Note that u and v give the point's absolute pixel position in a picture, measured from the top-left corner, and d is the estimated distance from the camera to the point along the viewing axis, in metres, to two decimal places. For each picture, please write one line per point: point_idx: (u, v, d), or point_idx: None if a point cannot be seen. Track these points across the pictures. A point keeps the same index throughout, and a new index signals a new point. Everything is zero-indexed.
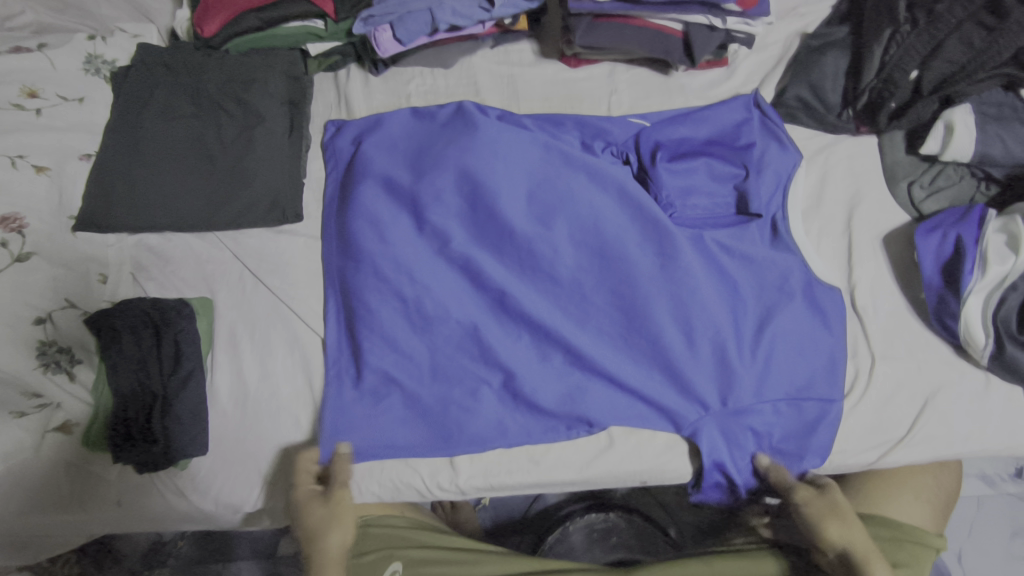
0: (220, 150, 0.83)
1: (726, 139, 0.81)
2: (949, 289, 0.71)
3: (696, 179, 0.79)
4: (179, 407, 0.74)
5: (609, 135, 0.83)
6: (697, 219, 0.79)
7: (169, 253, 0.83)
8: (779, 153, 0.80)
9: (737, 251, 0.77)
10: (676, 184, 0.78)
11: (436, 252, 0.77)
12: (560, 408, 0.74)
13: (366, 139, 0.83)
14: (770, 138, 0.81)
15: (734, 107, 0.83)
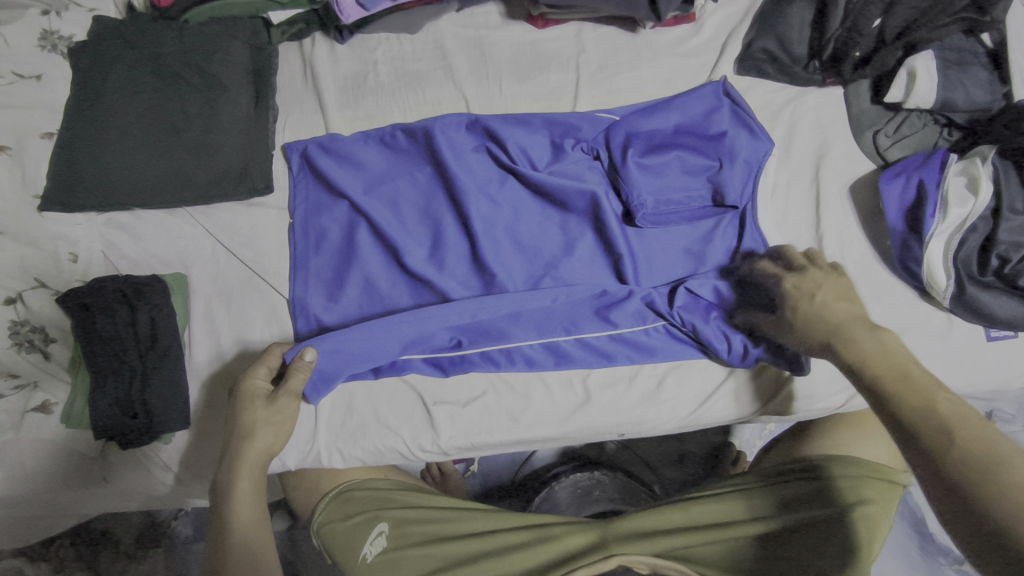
0: (186, 125, 0.82)
1: (696, 129, 0.79)
2: (912, 233, 0.72)
3: (671, 177, 0.76)
4: (158, 382, 0.74)
5: (578, 132, 0.81)
6: (670, 213, 0.77)
7: (139, 231, 0.82)
8: (749, 141, 0.78)
9: (706, 258, 0.78)
10: (648, 181, 0.76)
11: (398, 271, 0.81)
12: (524, 411, 0.76)
13: (324, 160, 0.83)
14: (741, 126, 0.79)
15: (705, 94, 0.81)
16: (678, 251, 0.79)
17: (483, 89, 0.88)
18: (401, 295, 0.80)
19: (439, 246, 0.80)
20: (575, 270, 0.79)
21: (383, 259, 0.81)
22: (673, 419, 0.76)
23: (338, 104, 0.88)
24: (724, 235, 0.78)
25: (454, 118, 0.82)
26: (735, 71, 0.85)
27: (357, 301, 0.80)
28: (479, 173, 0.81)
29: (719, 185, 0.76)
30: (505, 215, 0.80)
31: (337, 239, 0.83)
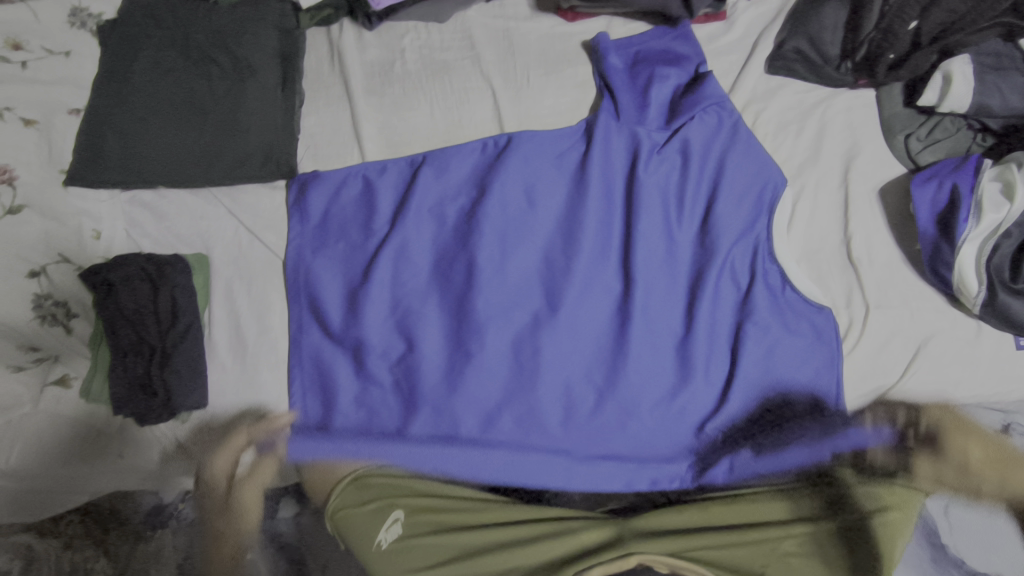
0: (213, 104, 0.82)
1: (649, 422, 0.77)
2: (943, 238, 0.70)
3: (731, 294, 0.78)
4: (177, 361, 0.74)
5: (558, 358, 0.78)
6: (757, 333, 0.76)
7: (163, 210, 0.82)
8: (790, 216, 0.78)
9: (676, 184, 0.79)
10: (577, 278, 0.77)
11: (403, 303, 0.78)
12: (498, 200, 0.79)
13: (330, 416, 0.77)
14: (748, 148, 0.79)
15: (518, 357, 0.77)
16: (809, 364, 0.75)
17: (511, 79, 0.87)
18: (521, 199, 0.80)
19: (406, 458, 0.75)
20: (664, 165, 0.80)
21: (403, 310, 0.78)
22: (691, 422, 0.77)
23: (364, 89, 0.87)
24: (794, 344, 0.75)
25: (469, 146, 0.82)
26: (766, 71, 0.84)
27: (492, 168, 0.81)
28: (411, 312, 0.77)
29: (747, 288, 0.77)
30: (491, 467, 0.74)
31: (305, 376, 0.79)
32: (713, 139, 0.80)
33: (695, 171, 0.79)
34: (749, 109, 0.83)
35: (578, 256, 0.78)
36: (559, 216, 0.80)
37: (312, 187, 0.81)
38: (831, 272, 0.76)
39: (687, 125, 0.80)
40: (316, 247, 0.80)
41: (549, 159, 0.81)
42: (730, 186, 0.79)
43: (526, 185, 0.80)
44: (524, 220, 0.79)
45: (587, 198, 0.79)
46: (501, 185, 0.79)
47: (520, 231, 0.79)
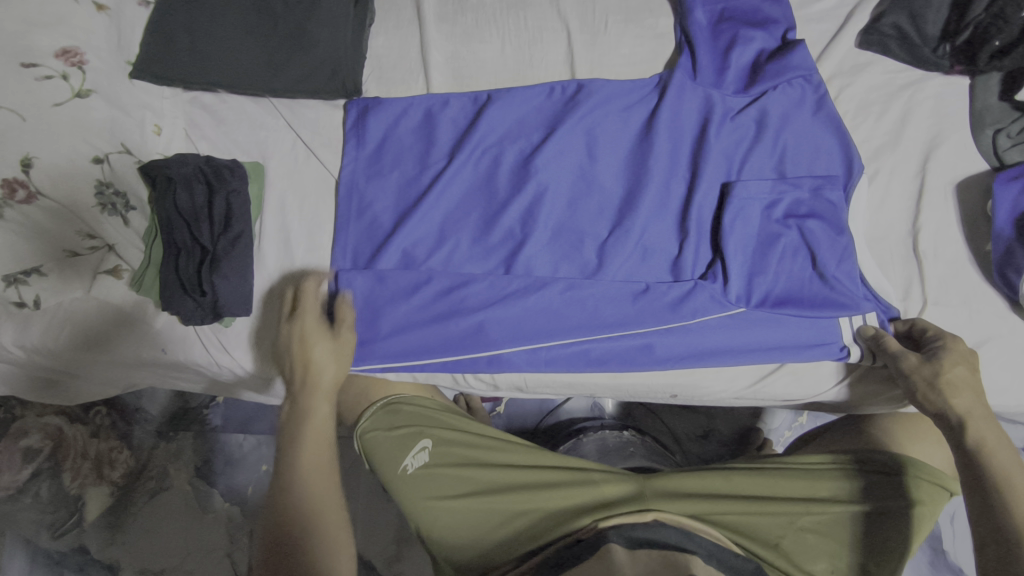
0: (283, 12, 0.80)
1: (687, 389, 0.76)
2: (1019, 240, 0.68)
3: (797, 268, 0.72)
4: (226, 265, 0.74)
5: (599, 310, 0.74)
6: (819, 308, 0.70)
7: (222, 114, 0.82)
8: (858, 201, 0.74)
9: (743, 149, 0.77)
10: (633, 234, 0.75)
11: (450, 235, 0.78)
12: (558, 142, 0.78)
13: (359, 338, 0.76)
14: (826, 124, 0.76)
15: (557, 304, 0.74)
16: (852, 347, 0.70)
17: (588, 23, 0.83)
18: (582, 149, 0.79)
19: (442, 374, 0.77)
20: (736, 133, 0.78)
21: (448, 242, 0.77)
22: (729, 390, 0.75)
23: (436, 16, 0.85)
24: (847, 328, 0.70)
25: (538, 88, 0.81)
26: (857, 45, 0.80)
27: (560, 114, 0.79)
28: (458, 246, 0.77)
29: (815, 254, 0.72)
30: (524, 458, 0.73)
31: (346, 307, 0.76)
32: (790, 108, 0.77)
33: (766, 141, 0.77)
34: (831, 84, 0.79)
35: (637, 210, 0.76)
36: (618, 167, 0.78)
37: (373, 112, 0.80)
38: (894, 262, 0.73)
39: (766, 90, 0.78)
40: (372, 171, 0.80)
41: (615, 111, 0.79)
42: (800, 158, 0.76)
43: (589, 132, 0.79)
44: (585, 168, 0.78)
45: (650, 153, 0.77)
46: (564, 129, 0.78)
47: (579, 179, 0.78)
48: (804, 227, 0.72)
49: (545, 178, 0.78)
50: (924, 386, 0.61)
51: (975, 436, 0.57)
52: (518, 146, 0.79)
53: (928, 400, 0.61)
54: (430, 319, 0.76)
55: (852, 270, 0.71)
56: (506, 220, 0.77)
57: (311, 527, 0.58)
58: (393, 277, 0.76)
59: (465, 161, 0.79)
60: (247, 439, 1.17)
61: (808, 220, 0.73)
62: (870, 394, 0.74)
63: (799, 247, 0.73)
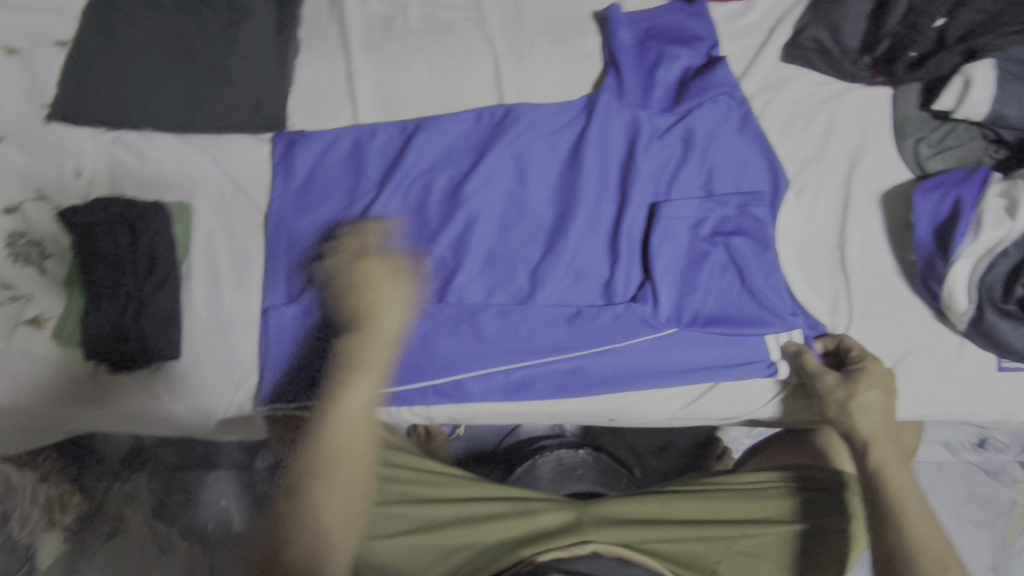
0: (203, 47, 0.78)
1: (624, 412, 0.76)
2: (939, 252, 0.68)
3: (724, 286, 0.73)
4: (153, 310, 0.73)
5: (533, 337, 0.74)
6: (746, 323, 0.72)
7: (148, 153, 0.79)
8: (786, 217, 0.74)
9: (671, 168, 0.77)
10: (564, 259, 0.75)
11: None
12: (486, 168, 0.77)
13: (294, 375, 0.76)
14: (752, 141, 0.77)
15: (489, 333, 0.74)
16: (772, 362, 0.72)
17: (515, 46, 0.83)
18: (511, 173, 0.78)
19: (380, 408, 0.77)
20: (664, 152, 0.78)
21: None
22: (664, 411, 0.75)
23: (362, 44, 0.84)
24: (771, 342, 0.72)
25: (466, 114, 0.80)
26: (781, 58, 0.80)
27: (488, 139, 0.79)
28: (391, 278, 0.77)
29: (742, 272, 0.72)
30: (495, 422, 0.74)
31: (282, 344, 0.77)
32: (716, 125, 0.78)
33: (694, 159, 0.77)
34: (757, 100, 0.79)
35: (568, 235, 0.75)
36: (548, 191, 0.78)
37: (300, 146, 0.79)
38: (821, 275, 0.74)
39: (692, 108, 0.78)
40: (301, 205, 0.79)
41: (543, 134, 0.79)
42: (729, 174, 0.76)
43: (519, 157, 0.79)
44: (515, 193, 0.78)
45: (579, 175, 0.77)
46: (493, 154, 0.78)
47: (509, 204, 0.78)
48: (730, 244, 0.73)
49: (475, 205, 0.77)
50: (837, 409, 0.64)
51: (876, 460, 0.62)
52: (448, 174, 0.79)
53: (840, 423, 0.64)
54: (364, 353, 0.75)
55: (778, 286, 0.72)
56: (437, 249, 0.77)
57: (329, 480, 0.64)
58: (325, 313, 0.76)
59: (394, 192, 0.78)
60: (206, 474, 1.18)
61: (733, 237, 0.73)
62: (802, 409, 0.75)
63: (725, 265, 0.73)
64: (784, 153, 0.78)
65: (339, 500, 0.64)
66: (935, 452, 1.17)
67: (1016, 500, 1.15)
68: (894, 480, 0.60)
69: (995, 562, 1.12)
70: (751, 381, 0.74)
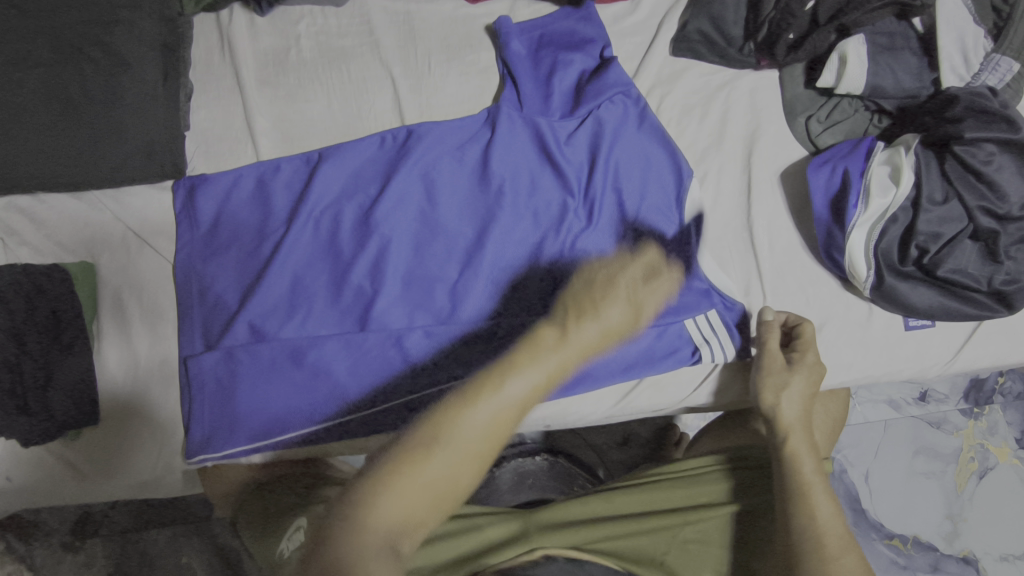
0: (86, 102, 0.75)
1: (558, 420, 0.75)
2: (836, 222, 0.70)
3: None
4: (61, 378, 0.70)
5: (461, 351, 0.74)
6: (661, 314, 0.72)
7: (43, 216, 0.77)
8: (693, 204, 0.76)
9: (578, 170, 0.78)
10: (486, 277, 0.75)
11: (298, 303, 0.75)
12: (394, 190, 0.77)
13: (217, 425, 0.72)
14: (653, 135, 0.78)
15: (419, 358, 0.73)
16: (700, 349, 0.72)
17: (411, 67, 0.83)
18: (420, 193, 0.78)
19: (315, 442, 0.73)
20: (572, 155, 0.78)
21: (298, 310, 0.75)
22: (598, 411, 0.75)
23: (257, 82, 0.83)
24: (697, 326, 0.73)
25: (369, 140, 0.79)
26: (670, 52, 0.82)
27: (394, 162, 0.79)
28: (311, 314, 0.75)
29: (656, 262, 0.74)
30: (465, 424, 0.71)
31: (202, 397, 0.72)
32: (618, 122, 0.79)
33: (601, 159, 0.77)
34: (652, 96, 0.81)
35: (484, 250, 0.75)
36: (462, 206, 0.78)
37: (201, 191, 0.78)
38: (733, 259, 0.76)
39: (593, 109, 0.79)
40: (209, 251, 0.77)
41: (448, 151, 0.79)
42: (636, 170, 0.77)
43: (427, 176, 0.78)
44: (428, 212, 0.77)
45: (488, 187, 0.78)
46: (401, 176, 0.77)
47: (424, 223, 0.77)
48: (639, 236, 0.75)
49: (389, 228, 0.76)
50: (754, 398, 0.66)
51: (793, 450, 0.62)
52: (358, 200, 0.78)
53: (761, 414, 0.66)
54: (290, 393, 0.72)
55: (693, 273, 0.73)
56: (356, 276, 0.76)
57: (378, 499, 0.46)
58: (245, 357, 0.73)
59: (302, 225, 0.76)
60: (161, 534, 1.12)
61: (641, 230, 0.75)
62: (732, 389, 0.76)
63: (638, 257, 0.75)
64: (685, 143, 0.79)
65: (439, 460, 0.47)
66: (881, 411, 1.21)
67: (960, 446, 1.20)
68: (803, 472, 0.63)
69: (951, 510, 1.16)
70: (681, 373, 0.75)
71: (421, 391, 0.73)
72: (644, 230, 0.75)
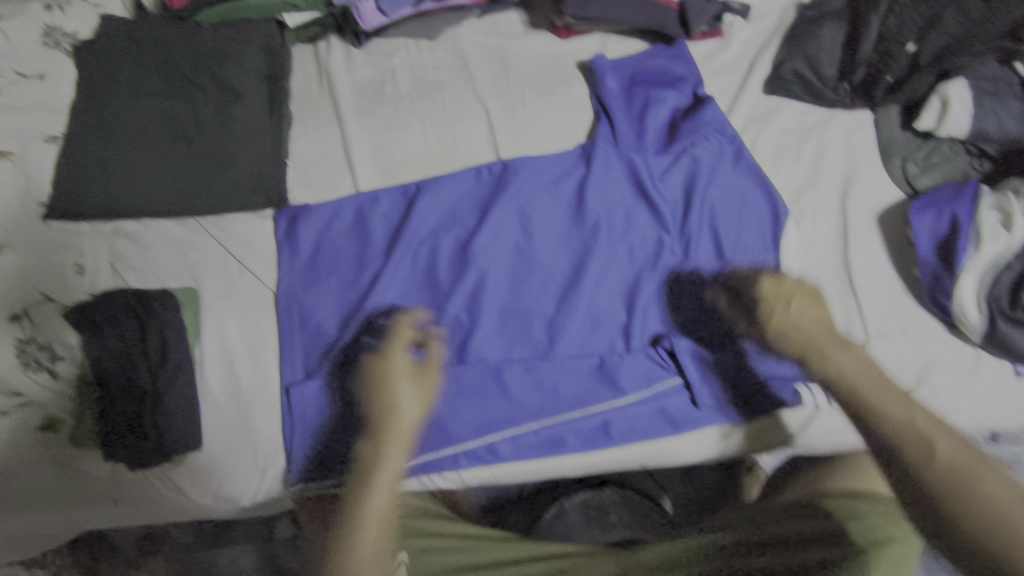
0: (197, 132, 0.78)
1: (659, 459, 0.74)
2: (943, 267, 0.70)
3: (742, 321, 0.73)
4: (171, 401, 0.71)
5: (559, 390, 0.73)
6: (757, 351, 0.73)
7: (148, 240, 0.78)
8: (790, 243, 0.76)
9: (673, 207, 0.79)
10: (583, 313, 0.76)
11: None
12: (490, 223, 0.78)
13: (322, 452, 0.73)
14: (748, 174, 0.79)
15: (519, 393, 0.73)
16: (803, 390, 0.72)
17: (506, 101, 0.85)
18: (516, 226, 0.79)
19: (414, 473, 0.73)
20: (667, 192, 0.79)
21: None
22: (698, 452, 0.73)
23: (355, 113, 0.85)
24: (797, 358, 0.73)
25: (467, 173, 0.81)
26: (764, 91, 0.83)
27: (489, 195, 0.80)
28: None
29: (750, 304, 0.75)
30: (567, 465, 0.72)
31: (306, 424, 0.73)
32: (714, 160, 0.79)
33: (698, 197, 0.78)
34: (746, 133, 0.82)
35: (581, 285, 0.76)
36: (556, 241, 0.79)
37: (302, 221, 0.79)
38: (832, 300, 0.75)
39: (688, 147, 0.80)
40: (311, 281, 0.78)
41: (544, 185, 0.80)
42: (733, 210, 0.78)
43: (523, 210, 0.79)
44: (523, 247, 0.78)
45: (584, 223, 0.79)
46: (496, 210, 0.79)
47: (519, 256, 0.78)
48: (734, 274, 0.76)
49: (485, 261, 0.77)
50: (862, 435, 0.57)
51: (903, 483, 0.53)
52: (454, 233, 0.79)
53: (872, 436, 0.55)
54: None
55: None
56: (451, 308, 0.76)
57: None
58: (346, 388, 0.74)
59: (401, 256, 0.78)
60: (224, 553, 1.12)
61: (735, 270, 0.76)
62: (832, 434, 0.74)
63: (736, 297, 0.76)
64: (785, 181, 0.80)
65: None
66: None
67: None
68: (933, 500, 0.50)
69: None
70: (782, 422, 0.73)
71: (523, 426, 0.72)
72: (740, 268, 0.76)
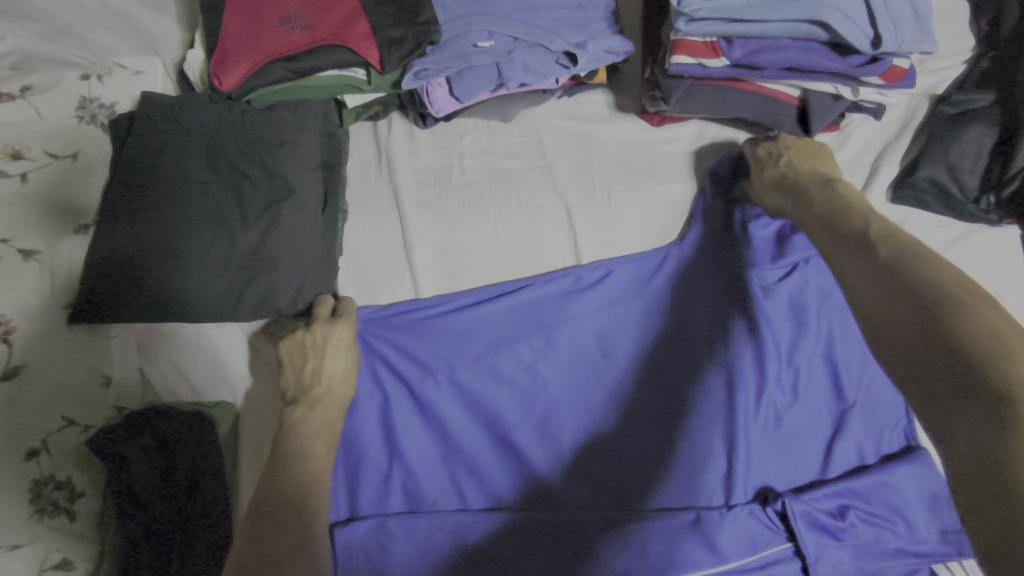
0: (244, 228, 0.68)
1: None
2: None
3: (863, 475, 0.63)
4: (200, 544, 0.62)
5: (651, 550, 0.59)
6: (887, 518, 0.62)
7: (181, 337, 0.70)
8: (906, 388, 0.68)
9: (782, 333, 0.69)
10: (676, 454, 0.65)
11: (456, 468, 0.66)
12: (566, 342, 0.70)
13: None
14: None
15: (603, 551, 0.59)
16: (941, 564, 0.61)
17: (588, 196, 0.75)
18: (594, 346, 0.70)
19: None
20: (775, 315, 0.69)
21: (455, 476, 0.65)
22: None
23: (418, 204, 0.75)
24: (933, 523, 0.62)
25: (547, 281, 0.71)
26: (889, 199, 0.71)
27: (567, 309, 0.71)
28: (468, 481, 0.65)
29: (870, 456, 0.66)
30: None
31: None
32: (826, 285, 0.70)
33: (811, 327, 0.69)
34: None
35: (671, 421, 0.66)
36: (641, 366, 0.69)
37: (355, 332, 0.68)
38: None
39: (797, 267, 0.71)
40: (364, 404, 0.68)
41: (627, 300, 0.71)
42: (850, 343, 0.69)
43: (604, 331, 0.71)
44: (602, 371, 0.69)
45: (675, 347, 0.69)
46: (571, 326, 0.70)
47: (596, 381, 0.69)
48: (852, 419, 0.66)
49: (558, 385, 0.68)
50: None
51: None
52: (526, 350, 0.70)
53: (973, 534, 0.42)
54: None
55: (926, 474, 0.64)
56: (520, 439, 0.66)
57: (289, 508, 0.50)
58: (389, 534, 0.61)
59: (463, 375, 0.68)
60: None
61: (851, 414, 0.67)
62: None
63: (853, 446, 0.66)
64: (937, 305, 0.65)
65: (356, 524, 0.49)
66: None
67: None
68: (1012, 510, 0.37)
69: None
70: None
71: None
72: (854, 413, 0.67)
